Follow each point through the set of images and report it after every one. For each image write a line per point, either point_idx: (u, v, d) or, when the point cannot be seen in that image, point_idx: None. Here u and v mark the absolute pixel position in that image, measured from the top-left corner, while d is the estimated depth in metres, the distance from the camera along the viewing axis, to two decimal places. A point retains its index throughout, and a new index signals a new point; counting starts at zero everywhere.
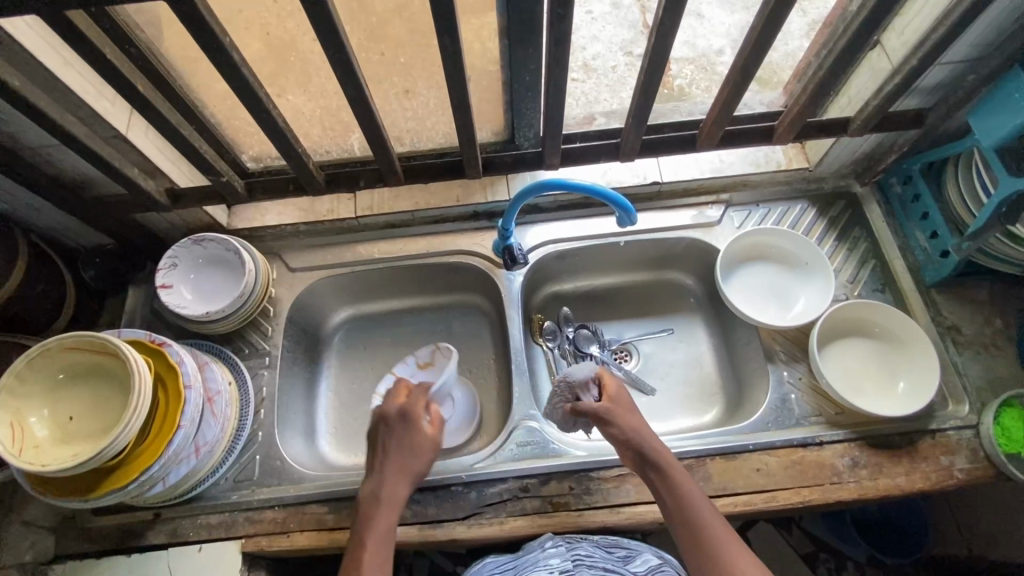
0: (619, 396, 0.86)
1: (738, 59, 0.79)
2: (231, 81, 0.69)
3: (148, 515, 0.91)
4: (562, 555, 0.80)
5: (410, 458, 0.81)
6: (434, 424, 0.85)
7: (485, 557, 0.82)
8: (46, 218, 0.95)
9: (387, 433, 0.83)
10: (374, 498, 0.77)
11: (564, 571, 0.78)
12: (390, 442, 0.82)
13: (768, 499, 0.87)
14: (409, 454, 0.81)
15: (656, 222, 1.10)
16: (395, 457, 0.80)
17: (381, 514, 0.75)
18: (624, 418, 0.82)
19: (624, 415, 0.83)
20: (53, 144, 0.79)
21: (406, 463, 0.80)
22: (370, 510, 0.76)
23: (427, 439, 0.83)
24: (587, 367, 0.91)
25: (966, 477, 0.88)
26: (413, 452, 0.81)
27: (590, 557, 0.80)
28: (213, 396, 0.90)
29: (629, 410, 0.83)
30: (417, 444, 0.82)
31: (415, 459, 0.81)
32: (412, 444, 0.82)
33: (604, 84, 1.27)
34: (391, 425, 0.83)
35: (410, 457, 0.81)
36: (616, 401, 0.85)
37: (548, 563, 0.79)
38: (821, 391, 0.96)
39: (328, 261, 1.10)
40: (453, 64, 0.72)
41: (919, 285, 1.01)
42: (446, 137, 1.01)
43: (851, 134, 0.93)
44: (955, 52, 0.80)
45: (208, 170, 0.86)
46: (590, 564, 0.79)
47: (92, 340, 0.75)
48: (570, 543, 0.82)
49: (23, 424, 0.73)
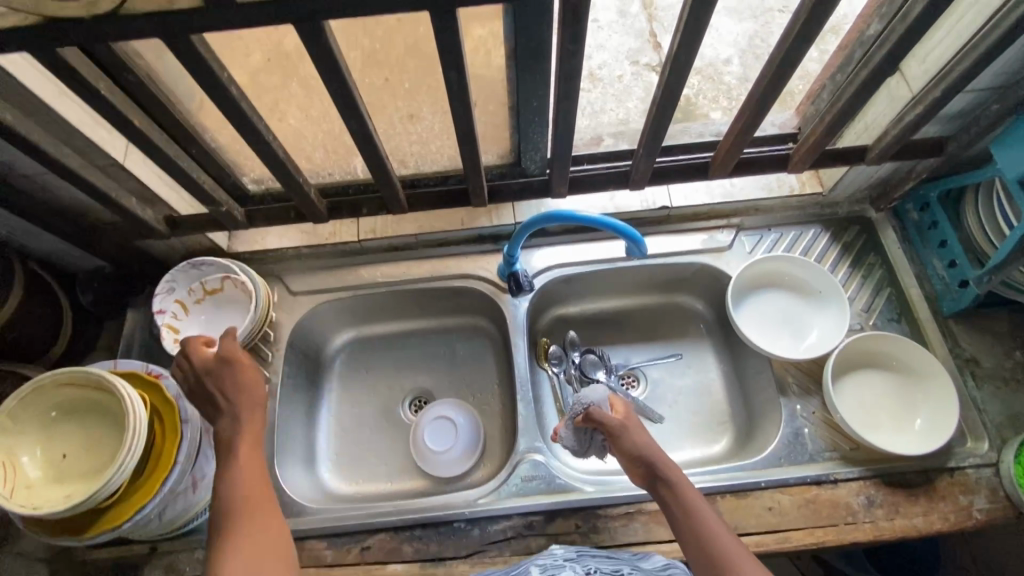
0: (629, 416, 0.85)
1: (754, 90, 0.77)
2: (231, 116, 0.67)
3: (144, 549, 0.89)
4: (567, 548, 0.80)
5: (250, 397, 0.77)
6: (247, 353, 0.81)
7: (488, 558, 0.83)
8: (44, 243, 0.93)
9: (214, 381, 0.77)
10: (226, 447, 0.73)
11: (569, 557, 0.77)
12: (218, 392, 0.76)
13: (780, 539, 0.85)
14: (248, 394, 0.77)
15: (666, 246, 1.07)
16: (235, 403, 0.75)
17: (243, 462, 0.72)
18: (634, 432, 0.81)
19: (635, 430, 0.81)
20: (49, 174, 0.77)
21: (245, 400, 0.76)
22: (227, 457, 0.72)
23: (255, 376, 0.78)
24: (599, 390, 0.89)
25: (985, 518, 0.85)
26: (250, 391, 0.77)
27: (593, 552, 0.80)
28: (212, 427, 0.88)
29: (638, 426, 0.82)
30: (249, 384, 0.77)
31: (249, 396, 0.77)
32: (247, 387, 0.77)
33: (610, 94, 1.24)
34: (213, 373, 0.78)
35: (242, 396, 0.76)
36: (628, 420, 0.83)
37: (553, 553, 0.79)
38: (836, 425, 0.93)
39: (330, 285, 1.07)
40: (459, 97, 0.70)
41: (936, 315, 0.99)
42: (451, 160, 0.96)
43: (868, 162, 0.90)
44: (980, 81, 0.78)
45: (208, 199, 0.84)
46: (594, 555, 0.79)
47: (86, 376, 0.74)
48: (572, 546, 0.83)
49: (15, 464, 0.71)
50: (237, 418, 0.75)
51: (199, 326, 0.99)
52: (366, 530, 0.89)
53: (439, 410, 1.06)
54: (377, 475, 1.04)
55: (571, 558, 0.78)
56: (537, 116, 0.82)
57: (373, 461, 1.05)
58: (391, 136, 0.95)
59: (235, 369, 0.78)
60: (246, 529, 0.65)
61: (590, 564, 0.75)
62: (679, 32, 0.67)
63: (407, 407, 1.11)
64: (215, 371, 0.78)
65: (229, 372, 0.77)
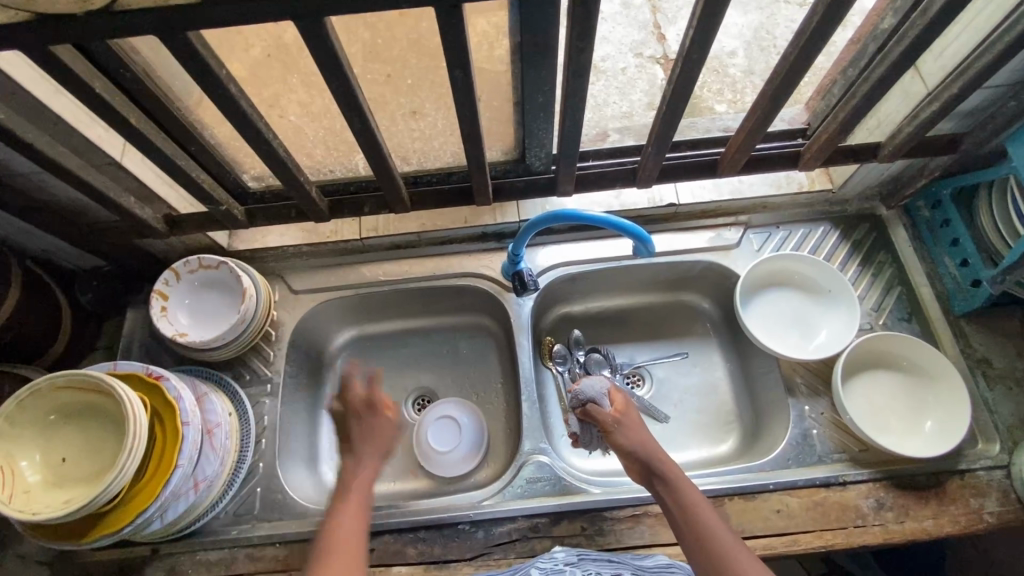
0: (628, 409, 0.83)
1: (766, 88, 0.75)
2: (230, 114, 0.66)
3: (146, 550, 0.88)
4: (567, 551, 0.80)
5: (376, 445, 0.82)
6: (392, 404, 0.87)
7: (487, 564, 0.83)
8: (41, 243, 0.92)
9: (359, 422, 0.83)
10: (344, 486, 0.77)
11: (569, 563, 0.77)
12: (362, 432, 0.82)
13: (789, 543, 0.84)
14: (375, 443, 0.82)
15: (673, 244, 1.05)
16: (363, 449, 0.80)
17: (354, 503, 0.75)
18: (634, 429, 0.80)
19: (634, 426, 0.81)
20: (44, 173, 0.76)
21: (370, 449, 0.81)
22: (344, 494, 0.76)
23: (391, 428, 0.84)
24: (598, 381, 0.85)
25: (996, 520, 0.84)
26: (378, 441, 0.82)
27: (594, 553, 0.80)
28: (212, 429, 0.87)
29: (636, 420, 0.82)
30: (381, 433, 0.83)
31: (375, 448, 0.81)
32: (378, 434, 0.82)
33: (614, 87, 1.22)
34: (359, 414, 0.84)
35: (371, 445, 0.81)
36: (627, 414, 0.82)
37: (553, 557, 0.79)
38: (844, 426, 0.92)
39: (332, 283, 1.06)
40: (464, 95, 0.68)
41: (947, 314, 0.97)
42: (455, 156, 0.93)
43: (881, 160, 0.88)
44: (1000, 76, 0.76)
45: (207, 198, 0.83)
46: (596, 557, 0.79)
47: (85, 379, 0.72)
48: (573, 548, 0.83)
49: (14, 469, 0.70)
50: (361, 462, 0.79)
51: (187, 299, 0.97)
52: (370, 532, 0.88)
53: (442, 409, 1.06)
54: (381, 475, 1.03)
55: (572, 561, 0.78)
56: (542, 113, 0.80)
57: None
58: (393, 133, 0.93)
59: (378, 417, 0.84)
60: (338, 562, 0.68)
61: (591, 569, 0.76)
62: (691, 29, 0.65)
63: (410, 407, 1.10)
64: (361, 411, 0.84)
65: (371, 417, 0.84)
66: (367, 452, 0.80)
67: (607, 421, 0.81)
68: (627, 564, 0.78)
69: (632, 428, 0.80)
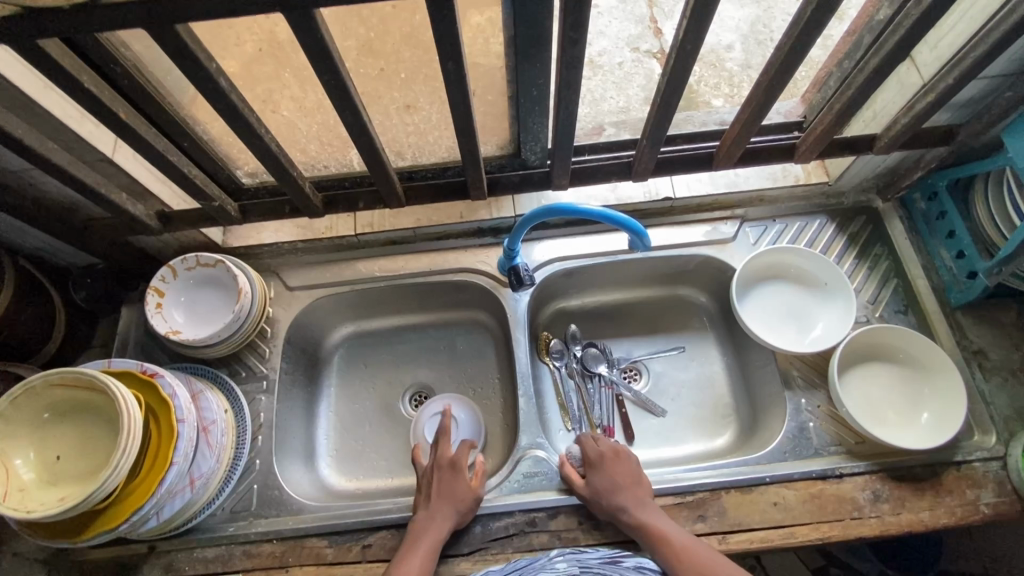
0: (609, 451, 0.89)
1: (761, 80, 0.75)
2: (221, 109, 0.65)
3: (142, 548, 0.88)
4: (569, 559, 0.82)
5: (449, 501, 0.84)
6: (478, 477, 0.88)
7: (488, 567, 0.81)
8: (33, 240, 0.91)
9: (438, 476, 0.87)
10: (414, 536, 0.81)
11: None
12: (439, 485, 0.86)
13: (786, 535, 0.84)
14: (447, 499, 0.84)
15: (669, 238, 1.05)
16: (436, 501, 0.84)
17: (419, 558, 0.79)
18: (618, 478, 0.85)
19: (619, 475, 0.85)
20: (35, 169, 0.75)
21: (444, 506, 0.83)
22: (412, 545, 0.80)
23: (472, 490, 0.86)
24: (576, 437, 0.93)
25: (992, 511, 0.84)
26: (453, 499, 0.84)
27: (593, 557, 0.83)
28: (208, 426, 0.87)
29: (626, 469, 0.86)
30: (457, 492, 0.85)
31: (449, 506, 0.83)
32: (452, 491, 0.85)
33: (611, 82, 1.21)
34: (442, 471, 0.87)
35: (443, 503, 0.84)
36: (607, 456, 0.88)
37: (555, 568, 0.81)
38: (841, 419, 0.92)
39: (328, 280, 1.06)
40: (456, 88, 0.68)
41: (943, 306, 0.97)
42: (451, 151, 0.94)
43: (877, 152, 0.88)
44: (994, 67, 0.75)
45: (199, 194, 0.82)
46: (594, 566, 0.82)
47: (78, 377, 0.72)
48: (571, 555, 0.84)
49: (8, 467, 0.70)
50: (432, 514, 0.83)
51: (182, 295, 0.96)
52: (366, 528, 0.88)
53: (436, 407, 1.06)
54: (378, 471, 1.03)
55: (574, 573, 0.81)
56: (537, 106, 0.79)
57: (374, 457, 1.04)
58: (387, 127, 0.93)
59: (460, 474, 0.87)
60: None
61: None
62: (685, 19, 0.64)
63: (408, 402, 1.10)
64: (443, 467, 0.88)
65: (450, 475, 0.87)
66: (439, 508, 0.83)
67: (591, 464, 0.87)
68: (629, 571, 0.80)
69: (618, 479, 0.84)
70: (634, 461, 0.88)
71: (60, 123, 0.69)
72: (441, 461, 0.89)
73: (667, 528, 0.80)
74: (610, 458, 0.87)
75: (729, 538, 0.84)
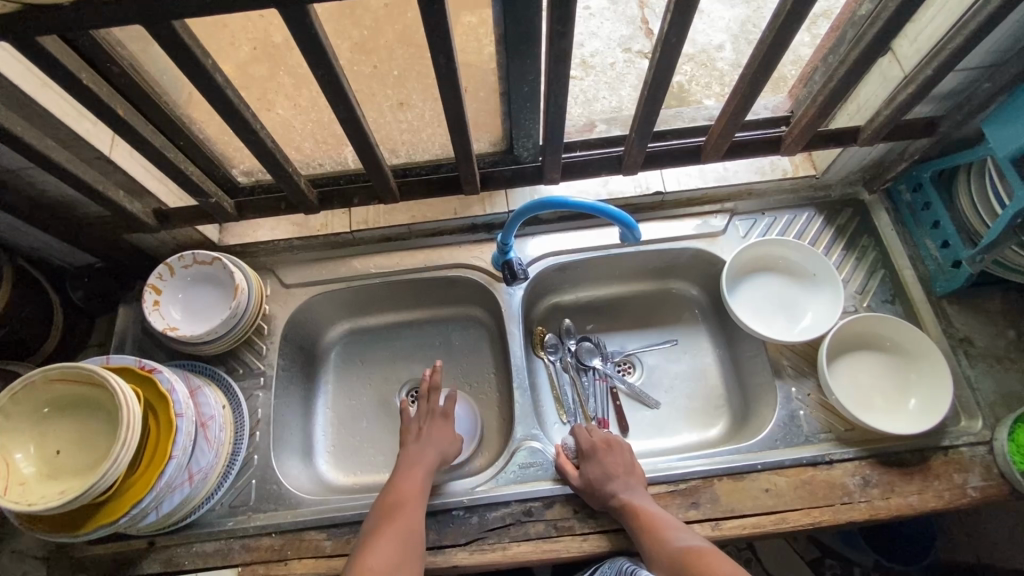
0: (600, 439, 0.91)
1: (745, 73, 0.76)
2: (216, 104, 0.66)
3: (142, 543, 0.89)
4: None
5: (437, 442, 0.92)
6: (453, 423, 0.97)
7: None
8: (31, 240, 0.92)
9: (427, 422, 0.94)
10: (409, 468, 0.88)
11: None
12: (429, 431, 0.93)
13: (778, 521, 0.85)
14: (436, 439, 0.92)
15: (661, 232, 1.07)
16: (428, 441, 0.92)
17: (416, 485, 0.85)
18: (608, 460, 0.86)
19: (611, 459, 0.87)
20: (32, 168, 0.76)
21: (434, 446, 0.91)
22: (409, 476, 0.86)
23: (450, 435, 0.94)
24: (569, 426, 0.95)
25: (980, 495, 0.86)
26: (440, 440, 0.93)
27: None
28: (206, 421, 0.88)
29: (618, 455, 0.88)
30: (445, 435, 0.94)
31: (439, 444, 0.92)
32: (440, 435, 0.93)
33: (603, 82, 1.23)
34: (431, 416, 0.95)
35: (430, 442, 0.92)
36: (597, 445, 0.89)
37: None
38: (830, 407, 0.94)
39: (324, 277, 1.07)
40: (448, 83, 0.69)
41: (930, 295, 0.99)
42: (444, 148, 0.95)
43: (861, 144, 0.90)
44: (970, 59, 0.78)
45: (196, 191, 0.83)
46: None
47: (77, 371, 0.73)
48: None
49: (9, 461, 0.71)
50: (424, 450, 0.90)
51: (179, 292, 0.97)
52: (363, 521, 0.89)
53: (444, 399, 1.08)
54: (376, 465, 1.04)
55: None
56: (528, 102, 0.81)
57: (372, 452, 1.05)
58: (381, 124, 0.94)
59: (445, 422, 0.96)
60: (394, 533, 0.78)
61: None
62: (669, 13, 0.66)
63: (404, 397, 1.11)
64: (432, 415, 0.95)
65: (441, 422, 0.95)
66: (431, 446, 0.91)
67: (583, 453, 0.88)
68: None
69: (609, 463, 0.86)
70: (628, 451, 0.89)
71: (58, 120, 0.70)
72: (432, 410, 0.96)
73: (654, 515, 0.80)
74: (603, 447, 0.88)
75: (721, 524, 0.85)
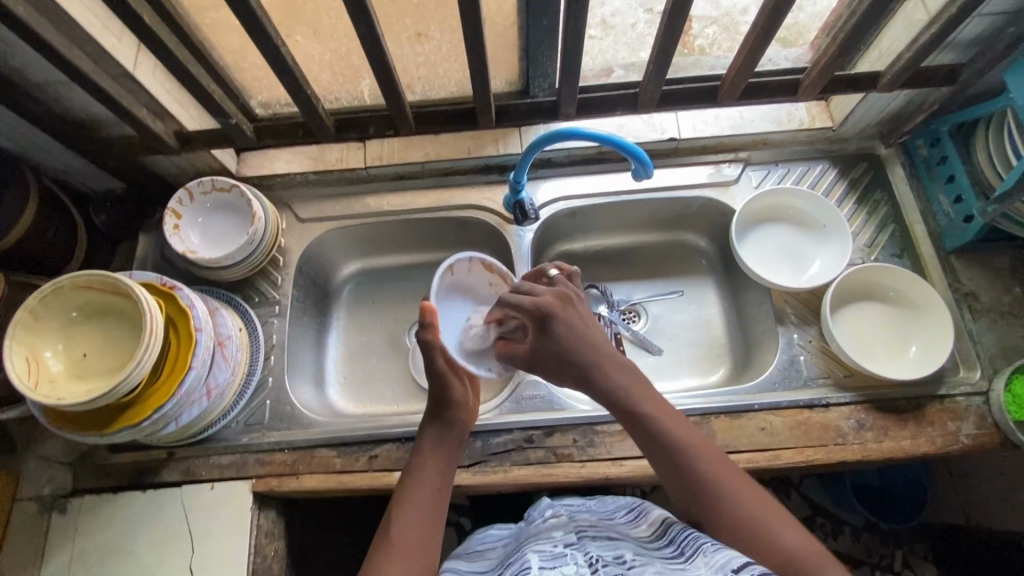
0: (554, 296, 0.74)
1: (767, 3, 0.75)
2: (240, 14, 0.68)
3: (162, 454, 0.93)
4: (566, 528, 0.65)
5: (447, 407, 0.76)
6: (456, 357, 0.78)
7: (488, 528, 0.76)
8: (56, 160, 0.95)
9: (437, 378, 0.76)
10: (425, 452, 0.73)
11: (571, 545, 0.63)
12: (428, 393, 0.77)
13: (771, 457, 0.88)
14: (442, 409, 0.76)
15: (672, 179, 1.07)
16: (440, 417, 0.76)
17: (433, 463, 0.72)
18: (556, 348, 0.72)
19: (544, 342, 0.72)
20: (60, 81, 0.79)
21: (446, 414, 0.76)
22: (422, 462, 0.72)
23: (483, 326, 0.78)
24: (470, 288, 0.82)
25: (972, 442, 0.88)
26: (448, 407, 0.76)
27: (593, 528, 0.66)
28: (224, 340, 0.91)
29: (570, 322, 0.72)
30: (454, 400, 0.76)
31: (465, 391, 0.78)
32: (448, 401, 0.76)
33: (623, 41, 1.05)
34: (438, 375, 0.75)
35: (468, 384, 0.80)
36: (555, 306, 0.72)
37: (551, 536, 0.64)
38: (831, 354, 0.95)
39: (339, 212, 1.09)
40: (468, 2, 0.69)
41: (938, 250, 0.99)
42: (460, 85, 0.98)
43: (879, 90, 0.90)
44: (995, 2, 0.77)
45: (218, 112, 0.86)
46: (596, 535, 0.65)
47: (105, 279, 0.76)
48: (570, 517, 0.69)
49: (39, 358, 0.75)
50: (434, 432, 0.75)
51: (199, 217, 1.00)
52: (373, 440, 0.93)
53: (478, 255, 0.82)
54: (385, 398, 1.08)
55: (573, 542, 0.63)
56: (547, 34, 0.81)
57: (381, 385, 1.09)
58: (398, 57, 0.93)
59: (427, 351, 0.76)
60: (418, 496, 0.68)
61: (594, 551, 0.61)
62: None
63: (464, 259, 0.81)
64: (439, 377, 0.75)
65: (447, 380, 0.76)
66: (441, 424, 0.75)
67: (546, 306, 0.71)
68: (627, 540, 0.64)
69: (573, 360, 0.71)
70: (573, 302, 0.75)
71: (86, 32, 0.72)
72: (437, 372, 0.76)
73: (693, 442, 0.67)
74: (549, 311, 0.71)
75: None
